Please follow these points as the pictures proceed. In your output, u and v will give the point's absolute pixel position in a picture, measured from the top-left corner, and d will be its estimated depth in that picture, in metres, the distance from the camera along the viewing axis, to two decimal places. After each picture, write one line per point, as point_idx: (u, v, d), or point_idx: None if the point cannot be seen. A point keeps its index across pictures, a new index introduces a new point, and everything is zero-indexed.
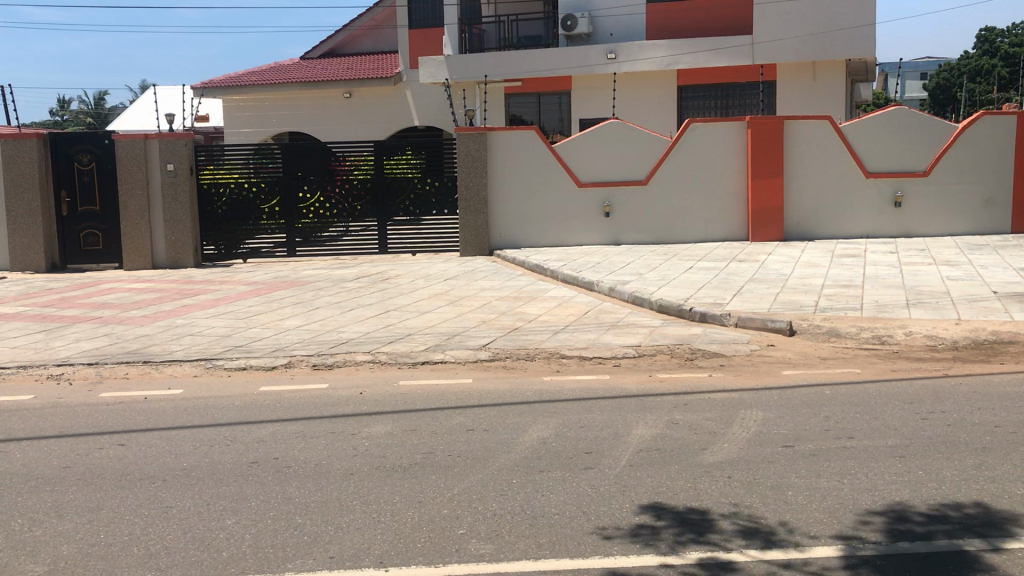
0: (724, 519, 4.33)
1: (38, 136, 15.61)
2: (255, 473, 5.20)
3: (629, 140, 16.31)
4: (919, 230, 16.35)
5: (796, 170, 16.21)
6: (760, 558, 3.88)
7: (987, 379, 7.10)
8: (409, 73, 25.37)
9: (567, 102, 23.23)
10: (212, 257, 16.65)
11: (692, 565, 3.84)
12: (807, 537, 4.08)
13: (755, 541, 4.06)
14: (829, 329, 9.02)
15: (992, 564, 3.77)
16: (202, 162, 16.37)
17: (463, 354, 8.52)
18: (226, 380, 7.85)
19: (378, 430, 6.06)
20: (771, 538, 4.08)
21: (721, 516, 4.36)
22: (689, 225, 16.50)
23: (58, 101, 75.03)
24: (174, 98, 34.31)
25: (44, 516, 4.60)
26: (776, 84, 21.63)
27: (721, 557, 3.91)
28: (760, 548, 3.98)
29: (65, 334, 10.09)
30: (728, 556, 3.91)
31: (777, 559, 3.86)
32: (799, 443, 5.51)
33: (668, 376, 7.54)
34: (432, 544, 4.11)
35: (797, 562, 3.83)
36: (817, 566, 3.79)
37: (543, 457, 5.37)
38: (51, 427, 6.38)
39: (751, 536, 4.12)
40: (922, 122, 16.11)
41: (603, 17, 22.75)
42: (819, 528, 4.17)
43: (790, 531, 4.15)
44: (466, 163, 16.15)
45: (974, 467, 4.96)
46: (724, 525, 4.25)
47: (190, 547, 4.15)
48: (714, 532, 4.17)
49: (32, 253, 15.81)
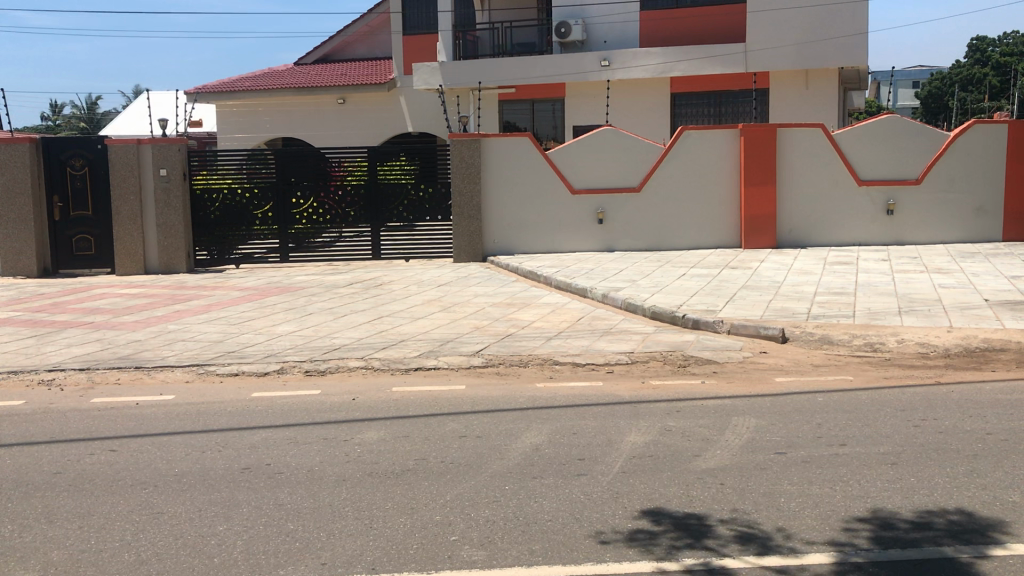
0: (724, 524, 4.36)
1: (30, 140, 15.55)
2: (246, 480, 5.17)
3: (622, 148, 16.36)
4: (912, 238, 16.41)
5: (789, 178, 16.27)
6: (755, 564, 3.89)
7: (980, 387, 7.10)
8: (403, 80, 25.43)
9: (561, 109, 23.38)
10: (205, 263, 16.63)
11: (685, 570, 3.86)
12: (804, 543, 4.09)
13: (753, 546, 4.08)
14: (822, 336, 9.04)
15: (986, 571, 3.78)
16: (195, 167, 16.32)
17: (455, 360, 8.51)
18: (219, 386, 7.82)
19: (369, 436, 6.03)
20: (769, 544, 4.10)
21: (722, 521, 4.38)
22: (682, 232, 16.55)
23: (52, 107, 74.98)
24: (168, 103, 34.32)
25: (34, 521, 4.58)
26: (769, 92, 21.85)
27: (718, 562, 3.93)
28: (759, 553, 4.00)
29: (56, 339, 10.05)
30: (724, 561, 3.93)
31: (773, 564, 3.88)
32: (791, 449, 5.53)
33: (662, 383, 7.53)
34: (423, 550, 4.10)
35: (792, 568, 3.84)
36: (813, 572, 3.80)
37: (536, 464, 5.35)
38: (40, 433, 6.34)
39: (749, 541, 4.14)
40: (913, 131, 16.21)
41: (597, 25, 22.87)
42: (815, 534, 4.19)
43: (788, 537, 4.17)
44: (460, 171, 16.21)
45: (965, 474, 4.97)
46: (724, 530, 4.27)
47: (179, 553, 4.12)
48: (711, 538, 4.20)
49: (24, 257, 15.74)
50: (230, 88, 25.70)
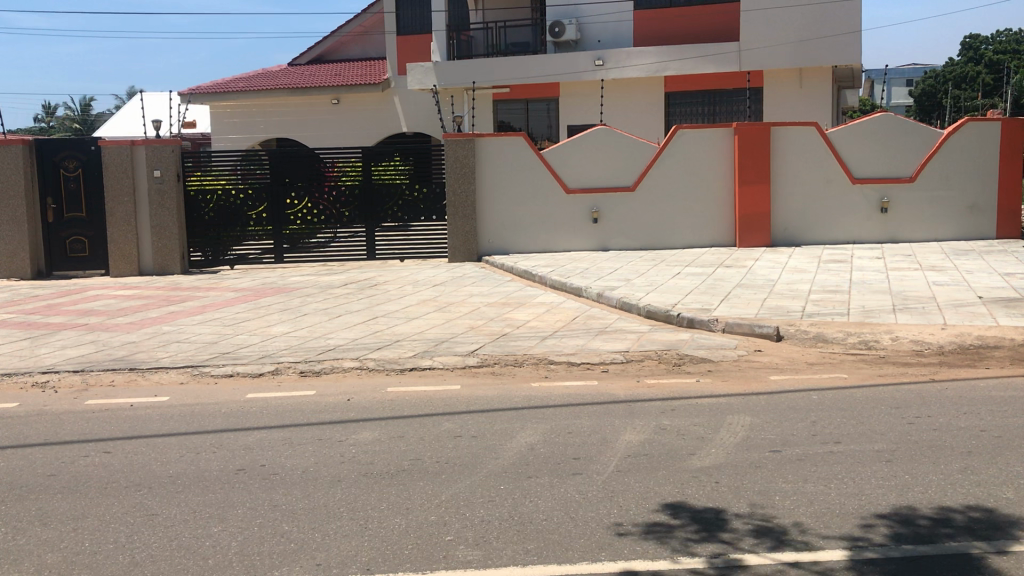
0: (737, 518, 4.37)
1: (23, 142, 15.49)
2: (241, 481, 5.17)
3: (616, 146, 16.37)
4: (905, 236, 16.46)
5: (783, 176, 16.30)
6: (769, 558, 3.91)
7: (973, 383, 7.16)
8: (398, 80, 25.44)
9: (555, 109, 23.37)
10: (200, 264, 16.59)
11: (700, 565, 3.88)
12: (819, 537, 4.12)
13: (767, 540, 4.09)
14: (817, 334, 9.05)
15: (1000, 565, 3.80)
16: (189, 168, 16.30)
17: (451, 360, 8.50)
18: (214, 388, 7.79)
19: (365, 436, 6.04)
20: (783, 538, 4.11)
21: (736, 516, 4.40)
22: (677, 231, 16.57)
23: (45, 109, 74.89)
24: (161, 105, 34.23)
25: (28, 523, 4.56)
26: (762, 91, 21.88)
27: (731, 556, 3.95)
28: (771, 548, 4.01)
29: (51, 341, 10.00)
30: (738, 556, 3.94)
31: (787, 559, 3.90)
32: (786, 447, 5.53)
33: (656, 382, 7.54)
34: (420, 550, 4.10)
35: (806, 562, 3.86)
36: (826, 566, 3.82)
37: (531, 462, 5.37)
38: (35, 435, 6.31)
39: (764, 535, 4.15)
40: (906, 129, 16.26)
41: (591, 24, 22.90)
42: (828, 529, 4.21)
43: (802, 532, 4.19)
44: (455, 170, 16.19)
45: (963, 470, 4.99)
46: (737, 525, 4.29)
47: (176, 555, 4.12)
48: (726, 531, 4.22)
49: (18, 259, 15.68)
50: (225, 89, 25.68)
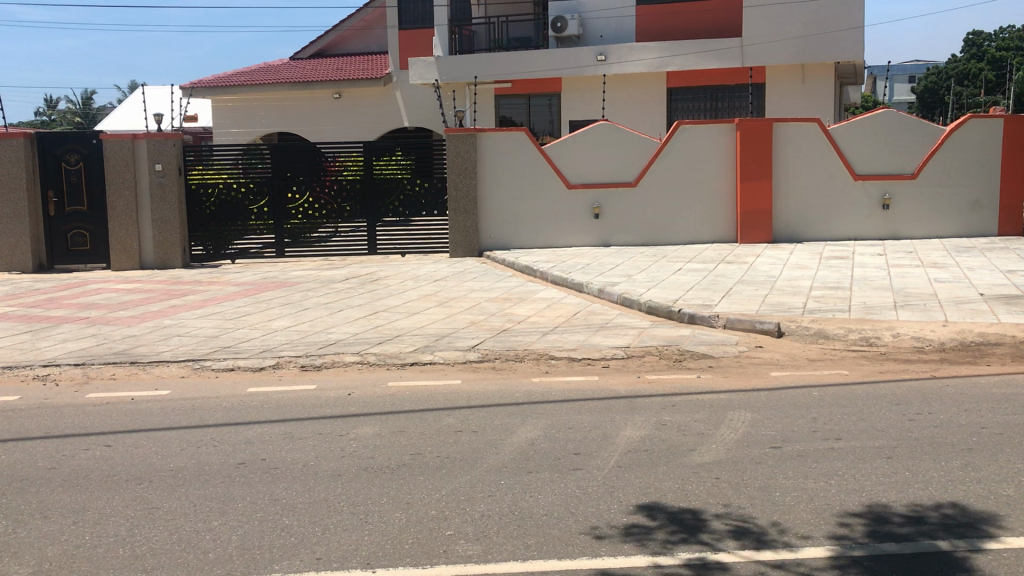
0: (720, 518, 4.36)
1: (25, 135, 15.46)
2: (242, 474, 5.18)
3: (617, 141, 16.35)
4: (907, 233, 16.44)
5: (785, 172, 16.29)
6: (751, 557, 3.91)
7: (973, 381, 7.15)
8: (399, 74, 25.40)
9: (557, 104, 23.28)
10: (201, 258, 16.61)
11: (686, 564, 3.88)
12: (801, 537, 4.11)
13: (749, 541, 4.09)
14: (818, 331, 9.06)
15: (982, 564, 3.80)
16: (191, 162, 16.30)
17: (451, 355, 8.49)
18: (214, 381, 7.82)
19: (366, 431, 6.03)
20: (764, 538, 4.11)
21: (718, 516, 4.38)
22: (678, 227, 16.56)
23: (47, 103, 75.12)
24: (162, 99, 34.27)
25: (28, 516, 4.57)
26: (764, 86, 21.72)
27: (712, 556, 3.94)
28: (754, 548, 4.00)
29: (51, 334, 10.02)
30: (725, 555, 3.94)
31: (771, 559, 3.89)
32: (786, 444, 5.52)
33: (657, 377, 7.55)
34: (419, 544, 4.11)
35: (789, 562, 3.86)
36: (809, 567, 3.81)
37: (531, 457, 5.37)
38: (36, 428, 6.32)
39: (745, 535, 4.15)
40: (909, 126, 16.24)
41: (592, 19, 22.86)
42: (815, 528, 4.20)
43: (782, 531, 4.18)
44: (456, 164, 16.17)
45: (959, 468, 4.98)
46: (721, 525, 4.28)
47: (176, 547, 4.13)
48: (708, 532, 4.21)
49: (19, 253, 15.67)
50: (227, 83, 25.70)
